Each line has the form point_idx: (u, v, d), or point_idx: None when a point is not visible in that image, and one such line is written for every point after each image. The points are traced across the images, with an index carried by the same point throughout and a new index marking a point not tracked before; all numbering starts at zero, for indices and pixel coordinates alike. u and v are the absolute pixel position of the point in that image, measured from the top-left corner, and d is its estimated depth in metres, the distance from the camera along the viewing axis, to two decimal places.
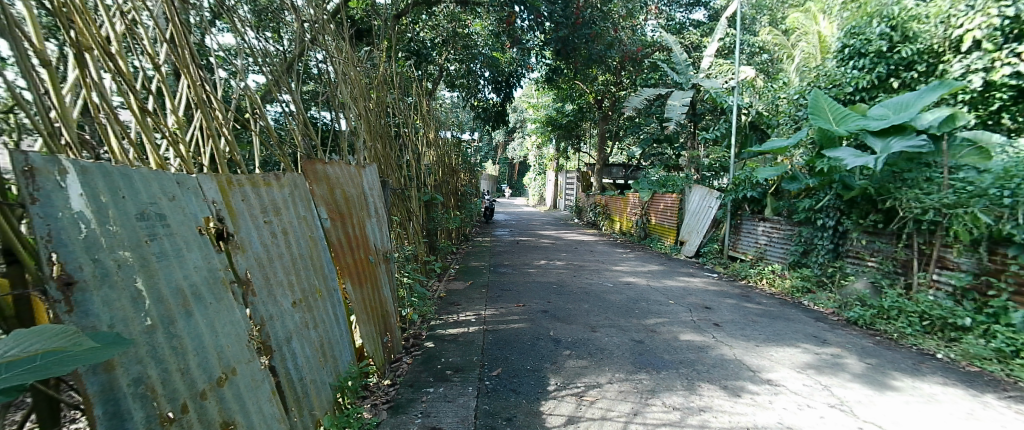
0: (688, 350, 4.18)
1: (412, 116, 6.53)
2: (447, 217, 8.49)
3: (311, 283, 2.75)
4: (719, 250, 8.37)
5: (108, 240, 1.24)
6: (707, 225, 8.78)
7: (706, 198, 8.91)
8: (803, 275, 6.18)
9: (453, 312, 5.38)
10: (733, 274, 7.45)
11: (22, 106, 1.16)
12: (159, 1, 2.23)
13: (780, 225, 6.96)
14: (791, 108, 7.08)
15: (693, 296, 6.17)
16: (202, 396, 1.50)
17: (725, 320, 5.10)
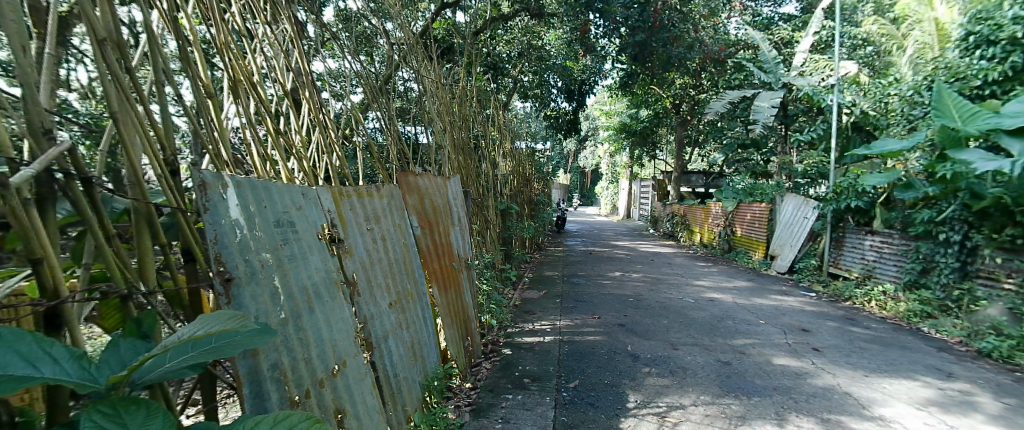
0: (783, 375, 3.78)
1: (490, 128, 6.73)
2: (521, 226, 8.59)
3: (404, 286, 2.95)
4: (818, 266, 7.43)
5: (255, 244, 1.45)
6: (803, 238, 7.88)
7: (802, 208, 8.01)
8: (923, 298, 5.23)
9: (529, 321, 5.41)
10: (835, 294, 6.54)
11: (196, 129, 1.40)
12: (284, 37, 2.58)
13: (892, 239, 5.95)
14: (905, 106, 6.21)
15: (787, 316, 5.57)
16: (321, 384, 1.68)
17: (827, 345, 4.54)
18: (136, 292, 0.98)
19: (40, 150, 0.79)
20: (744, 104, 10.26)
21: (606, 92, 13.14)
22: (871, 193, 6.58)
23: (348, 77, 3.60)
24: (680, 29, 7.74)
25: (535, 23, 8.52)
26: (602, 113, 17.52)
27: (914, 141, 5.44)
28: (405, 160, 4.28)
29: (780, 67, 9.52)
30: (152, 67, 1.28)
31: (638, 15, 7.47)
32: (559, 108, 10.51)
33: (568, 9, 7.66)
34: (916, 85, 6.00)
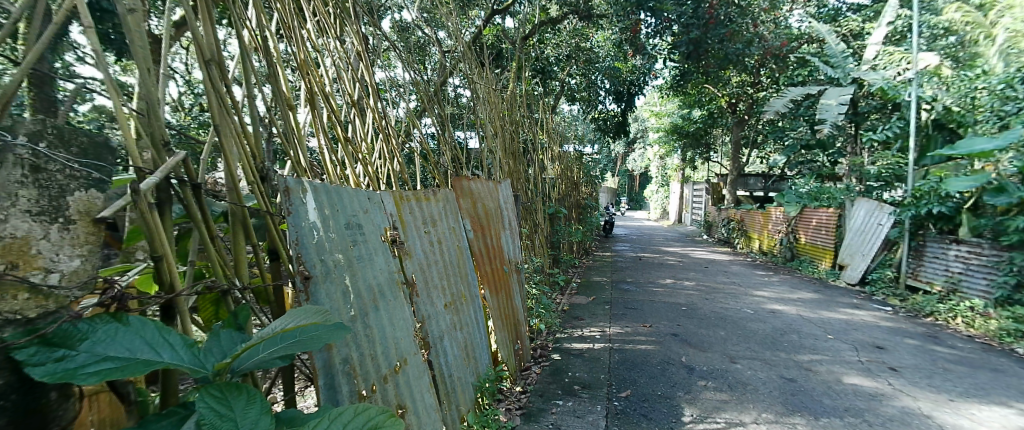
0: (855, 396, 3.47)
1: (538, 132, 6.72)
2: (570, 230, 8.49)
3: (458, 288, 3.02)
4: (894, 278, 6.68)
5: (329, 245, 1.55)
6: (877, 247, 7.12)
7: (876, 214, 7.28)
8: (1017, 316, 4.66)
9: (578, 327, 5.33)
10: (914, 309, 5.86)
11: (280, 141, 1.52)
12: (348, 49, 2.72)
13: (981, 249, 5.32)
14: (995, 101, 5.54)
15: (858, 331, 5.09)
16: (385, 379, 1.75)
17: (904, 364, 4.12)
18: (232, 287, 1.07)
19: (163, 160, 0.89)
20: (808, 102, 9.48)
21: (656, 92, 12.69)
22: (957, 197, 5.89)
23: (403, 86, 3.73)
24: (738, 24, 7.33)
25: (584, 25, 8.41)
26: (652, 114, 16.94)
27: (1007, 139, 4.92)
28: (458, 163, 4.35)
29: (848, 62, 8.62)
30: (243, 82, 1.40)
31: (693, 12, 7.17)
32: (606, 110, 10.30)
33: (618, 9, 7.51)
34: (1008, 78, 5.38)
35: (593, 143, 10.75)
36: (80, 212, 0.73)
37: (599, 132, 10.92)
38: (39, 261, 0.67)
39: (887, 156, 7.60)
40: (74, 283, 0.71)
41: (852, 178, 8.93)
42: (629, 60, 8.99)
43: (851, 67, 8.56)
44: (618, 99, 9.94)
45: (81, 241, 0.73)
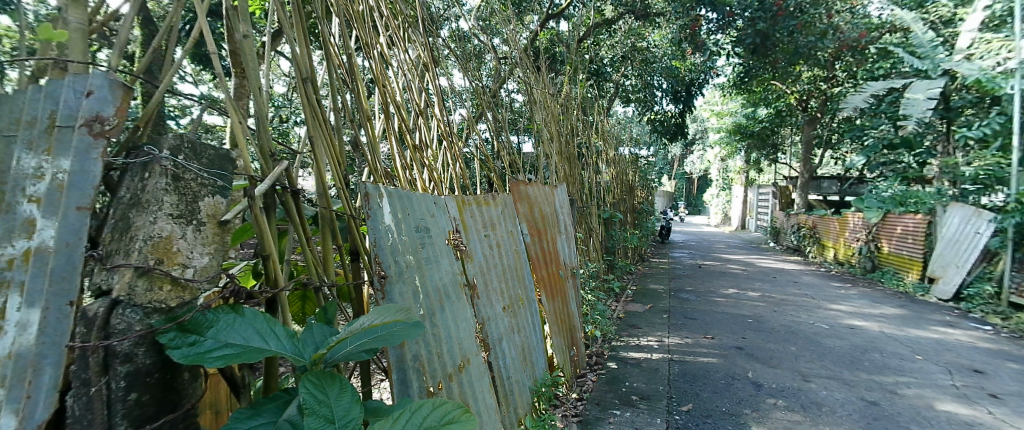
0: (952, 426, 3.09)
1: (593, 135, 6.63)
2: (625, 235, 8.26)
3: (516, 292, 3.05)
4: (995, 294, 5.88)
5: (402, 246, 1.64)
6: (974, 258, 6.26)
7: (972, 221, 6.42)
8: None
9: (634, 335, 5.17)
10: (1020, 329, 5.10)
11: (360, 148, 1.65)
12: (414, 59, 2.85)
13: None
14: None
15: (950, 352, 4.54)
16: (450, 378, 1.81)
17: (1010, 393, 3.62)
18: (322, 284, 1.17)
19: (272, 168, 1.00)
20: (891, 96, 8.53)
21: (717, 91, 12.03)
22: None
23: (461, 93, 3.84)
24: (810, 15, 6.79)
25: (640, 25, 8.16)
26: (713, 114, 16.06)
27: None
28: (514, 167, 4.39)
29: (939, 51, 7.67)
30: (330, 95, 1.52)
31: (759, 4, 6.75)
32: (663, 111, 9.91)
33: (676, 6, 7.24)
34: None
35: (648, 145, 10.40)
36: (208, 214, 0.82)
37: (656, 134, 10.52)
38: (178, 256, 0.77)
39: (987, 155, 6.85)
40: (204, 277, 0.81)
41: (943, 181, 7.90)
42: (687, 57, 8.63)
43: (942, 58, 7.62)
44: (676, 100, 9.54)
45: (209, 239, 0.82)
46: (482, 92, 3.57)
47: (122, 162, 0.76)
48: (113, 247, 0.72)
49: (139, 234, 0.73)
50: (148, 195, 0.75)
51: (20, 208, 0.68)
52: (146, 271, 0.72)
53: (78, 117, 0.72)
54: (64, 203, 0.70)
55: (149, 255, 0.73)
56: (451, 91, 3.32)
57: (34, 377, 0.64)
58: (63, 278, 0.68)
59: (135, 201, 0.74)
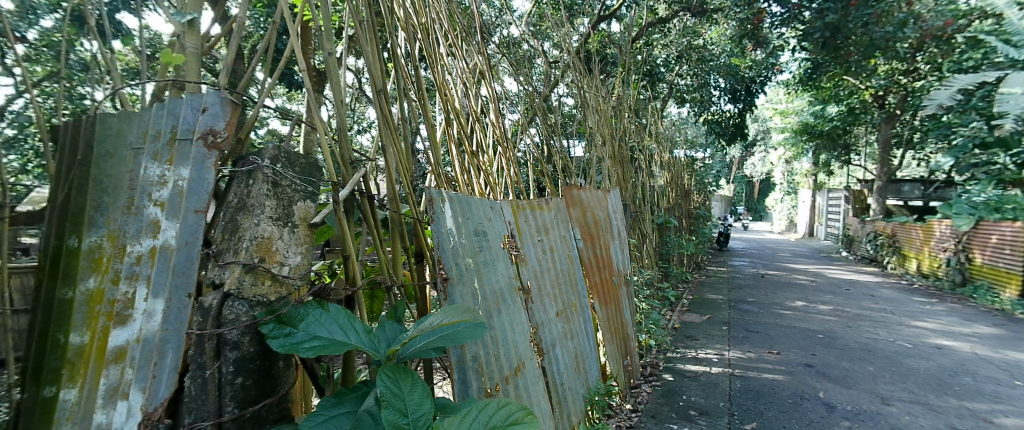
0: None
1: (646, 137, 6.43)
2: (681, 242, 7.91)
3: (569, 297, 3.02)
4: None
5: (462, 250, 1.70)
6: None
7: None
8: None
9: (691, 347, 4.93)
10: None
11: (422, 154, 1.72)
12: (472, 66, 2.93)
13: None
14: None
15: None
16: (507, 380, 1.84)
17: None
18: (394, 284, 1.24)
19: (352, 175, 1.07)
20: (983, 90, 7.55)
21: (780, 88, 11.23)
22: None
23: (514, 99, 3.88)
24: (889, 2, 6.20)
25: (696, 22, 7.80)
26: (777, 113, 15.03)
27: None
28: (565, 172, 4.36)
29: None
30: (398, 105, 1.62)
31: None
32: (721, 111, 9.38)
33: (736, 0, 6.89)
34: None
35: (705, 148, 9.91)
36: (300, 216, 0.90)
37: (713, 136, 10.00)
38: (277, 255, 0.85)
39: None
40: (296, 275, 0.89)
41: None
42: (747, 54, 8.16)
43: None
44: (735, 99, 9.00)
45: (301, 240, 0.90)
46: (533, 97, 3.59)
47: (230, 170, 0.85)
48: (224, 246, 0.81)
49: (246, 235, 0.82)
50: (252, 200, 0.83)
51: (147, 211, 0.80)
52: (252, 268, 0.80)
53: (195, 131, 0.82)
54: (184, 206, 0.80)
55: (254, 253, 0.82)
56: (504, 96, 3.36)
57: (158, 359, 0.74)
58: (183, 272, 0.77)
59: (241, 205, 0.83)
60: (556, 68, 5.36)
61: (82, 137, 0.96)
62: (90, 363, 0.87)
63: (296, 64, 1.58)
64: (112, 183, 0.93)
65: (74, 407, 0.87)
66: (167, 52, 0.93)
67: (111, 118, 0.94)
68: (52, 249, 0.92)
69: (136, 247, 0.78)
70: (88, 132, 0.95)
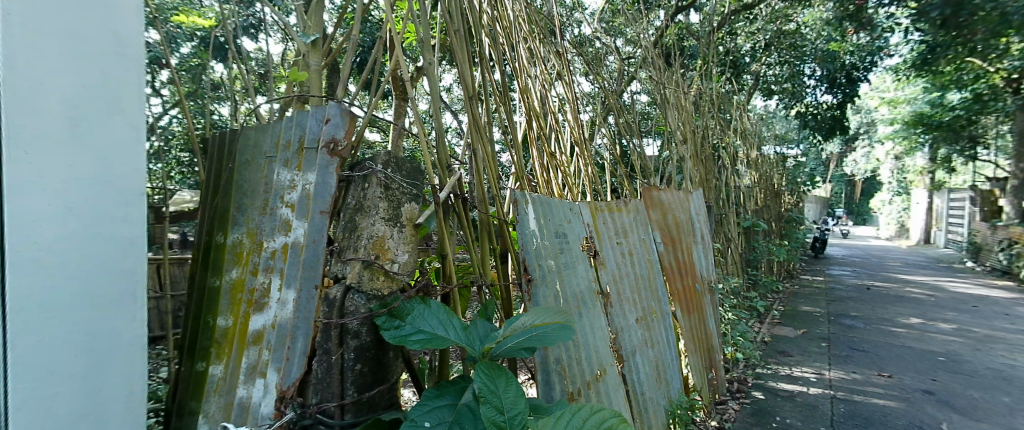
0: None
1: (730, 133, 5.96)
2: (771, 247, 7.21)
3: (649, 304, 2.89)
4: None
5: (545, 251, 1.70)
6: None
7: None
8: None
9: (784, 363, 4.47)
10: None
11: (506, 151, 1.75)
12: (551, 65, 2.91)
13: None
14: None
15: None
16: (589, 385, 1.81)
17: None
18: (484, 283, 1.27)
19: (449, 177, 1.12)
20: None
21: (890, 74, 9.84)
22: None
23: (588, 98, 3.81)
24: None
25: (786, 6, 7.08)
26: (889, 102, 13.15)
27: None
28: (641, 172, 4.19)
29: None
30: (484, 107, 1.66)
31: None
32: (817, 103, 8.42)
33: None
34: None
35: (798, 143, 8.95)
36: (407, 217, 0.96)
37: (807, 130, 9.01)
38: (389, 252, 0.91)
39: None
40: (405, 271, 0.94)
41: None
42: (849, 38, 7.28)
43: None
44: (833, 88, 8.04)
45: (408, 239, 0.96)
46: (608, 95, 3.50)
47: (348, 175, 0.91)
48: (346, 244, 0.89)
49: (364, 234, 0.89)
50: (369, 202, 0.90)
51: (280, 212, 0.93)
52: (369, 264, 0.87)
53: (320, 140, 0.91)
54: (312, 208, 0.89)
55: (370, 251, 0.89)
56: (578, 96, 3.32)
57: (291, 343, 0.83)
58: (311, 267, 0.86)
59: (359, 207, 0.90)
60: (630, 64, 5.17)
61: (226, 147, 1.11)
62: (233, 343, 1.01)
63: (387, 74, 1.71)
64: (251, 187, 1.07)
65: (220, 381, 1.01)
66: (295, 70, 1.05)
67: (250, 131, 1.08)
68: (203, 243, 1.09)
69: (271, 244, 0.93)
70: (231, 141, 1.09)
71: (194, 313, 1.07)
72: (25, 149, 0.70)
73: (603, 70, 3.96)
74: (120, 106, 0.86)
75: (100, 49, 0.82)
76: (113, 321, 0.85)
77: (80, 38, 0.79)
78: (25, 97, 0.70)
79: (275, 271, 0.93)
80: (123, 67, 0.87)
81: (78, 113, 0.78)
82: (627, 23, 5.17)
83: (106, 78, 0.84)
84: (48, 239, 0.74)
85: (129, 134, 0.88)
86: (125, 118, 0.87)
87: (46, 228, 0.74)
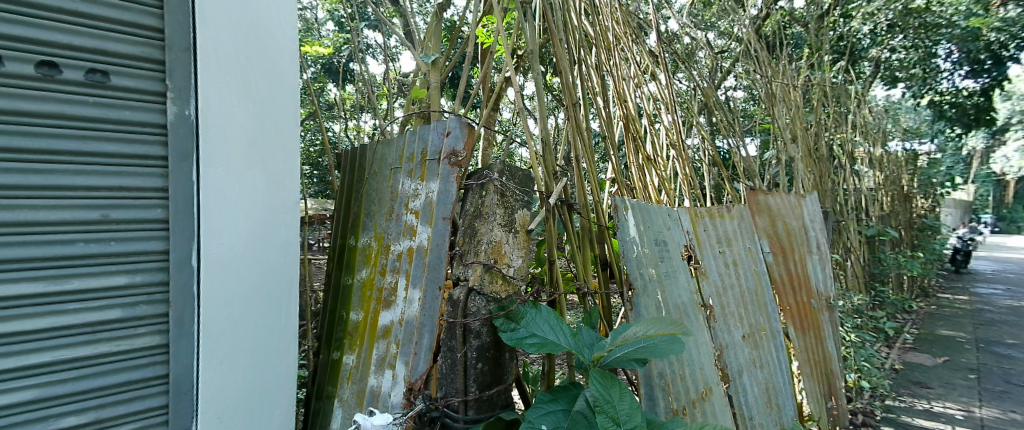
0: None
1: (849, 128, 5.16)
2: (904, 260, 6.11)
3: (757, 321, 2.48)
4: None
5: (646, 259, 1.62)
6: None
7: None
8: None
9: (922, 396, 3.73)
10: None
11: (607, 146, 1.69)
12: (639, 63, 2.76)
13: None
14: None
15: None
16: (693, 404, 1.68)
17: None
18: (588, 289, 1.25)
19: (555, 184, 1.13)
20: None
21: None
22: None
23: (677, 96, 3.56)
24: None
25: None
26: None
27: None
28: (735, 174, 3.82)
29: None
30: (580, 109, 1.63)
31: None
32: (955, 89, 6.81)
33: None
34: None
35: (933, 137, 7.51)
36: (520, 223, 0.97)
37: (942, 123, 7.42)
38: (505, 257, 0.93)
39: None
40: (520, 275, 0.95)
41: None
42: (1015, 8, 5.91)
43: None
44: (975, 72, 6.42)
45: (522, 244, 0.96)
46: (703, 92, 3.23)
47: (466, 185, 0.97)
48: (466, 248, 0.93)
49: (483, 239, 0.92)
50: (486, 209, 0.93)
51: (404, 218, 1.05)
52: (490, 268, 0.90)
53: (442, 152, 0.98)
54: (436, 214, 0.95)
55: (490, 255, 0.91)
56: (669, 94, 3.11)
57: (418, 339, 0.90)
58: (434, 269, 0.92)
59: (477, 213, 0.94)
60: (724, 56, 4.75)
61: (357, 161, 1.26)
62: (365, 336, 1.08)
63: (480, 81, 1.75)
64: (377, 196, 1.18)
65: (352, 368, 1.10)
66: (417, 89, 1.17)
67: (378, 147, 1.20)
68: (338, 246, 1.25)
69: (397, 247, 1.05)
70: (362, 156, 1.24)
71: (332, 308, 1.22)
72: (213, 167, 0.84)
73: (692, 68, 3.69)
74: (279, 130, 0.97)
75: (263, 83, 0.94)
76: (273, 312, 0.95)
77: (252, 74, 0.92)
78: (214, 124, 0.85)
79: (401, 272, 1.02)
80: (283, 96, 0.99)
81: (253, 136, 0.92)
82: (723, 14, 4.76)
83: (269, 108, 0.95)
84: (226, 244, 0.86)
85: (284, 156, 0.98)
86: (283, 142, 0.98)
87: (228, 231, 0.87)
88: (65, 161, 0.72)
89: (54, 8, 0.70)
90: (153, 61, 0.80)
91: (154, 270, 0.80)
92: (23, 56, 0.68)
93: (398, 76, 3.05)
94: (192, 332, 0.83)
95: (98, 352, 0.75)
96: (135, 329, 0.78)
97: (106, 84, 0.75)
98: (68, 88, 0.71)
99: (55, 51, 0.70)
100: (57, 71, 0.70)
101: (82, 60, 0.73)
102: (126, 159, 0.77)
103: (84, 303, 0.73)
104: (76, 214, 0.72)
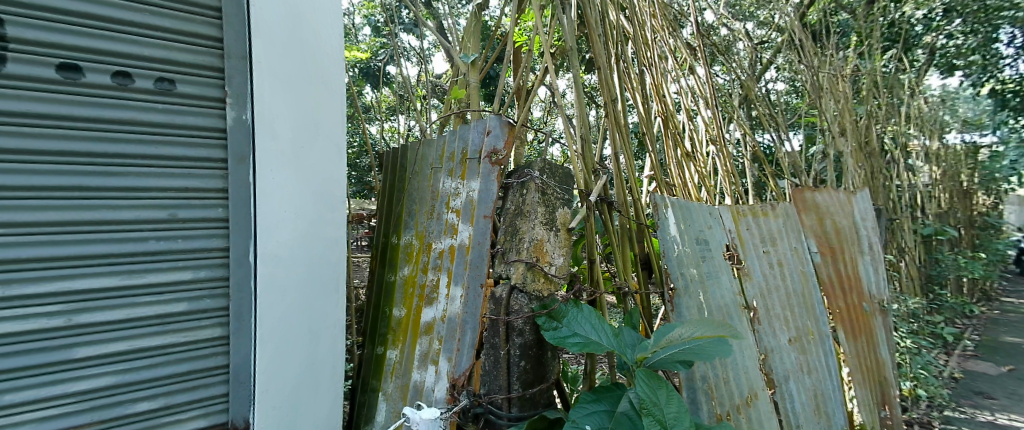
0: None
1: (904, 120, 4.80)
2: (967, 262, 5.63)
3: (807, 325, 2.13)
4: None
5: (687, 260, 1.56)
6: None
7: None
8: None
9: (989, 409, 3.43)
10: None
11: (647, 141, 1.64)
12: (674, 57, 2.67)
13: None
14: None
15: None
16: (738, 410, 1.59)
17: None
18: (630, 289, 1.22)
19: (596, 183, 1.11)
20: None
21: None
22: None
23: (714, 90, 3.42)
24: None
25: None
26: None
27: None
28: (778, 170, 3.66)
29: None
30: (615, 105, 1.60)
31: None
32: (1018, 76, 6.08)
33: None
34: None
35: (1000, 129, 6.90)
36: (562, 222, 0.96)
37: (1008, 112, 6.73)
38: (547, 256, 0.92)
39: None
40: (562, 274, 0.94)
41: None
42: None
43: None
44: None
45: (564, 243, 0.95)
46: (742, 85, 3.09)
47: (507, 183, 0.97)
48: (508, 246, 0.92)
49: (525, 237, 0.91)
50: (528, 207, 0.92)
51: (446, 217, 1.06)
52: (532, 267, 0.89)
53: (483, 151, 0.98)
54: (476, 213, 0.95)
55: (533, 253, 0.90)
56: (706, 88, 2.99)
57: (460, 335, 0.91)
58: (476, 266, 0.93)
59: (518, 211, 0.94)
60: (765, 47, 4.55)
61: (399, 161, 1.29)
62: (408, 332, 1.10)
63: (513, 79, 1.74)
64: (418, 195, 1.20)
65: (395, 363, 1.13)
66: (456, 89, 1.18)
67: (418, 147, 1.22)
68: (382, 244, 1.29)
69: (439, 245, 1.06)
70: (403, 157, 1.27)
71: (376, 304, 1.27)
72: (269, 168, 0.87)
73: (728, 61, 3.54)
74: (325, 129, 0.97)
75: (310, 81, 0.95)
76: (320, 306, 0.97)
77: (301, 74, 0.93)
78: (269, 125, 0.87)
79: (442, 270, 1.03)
80: (328, 95, 0.99)
81: (301, 134, 0.93)
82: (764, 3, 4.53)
83: (317, 107, 0.96)
84: (281, 241, 0.88)
85: (332, 154, 0.99)
86: (328, 138, 0.98)
87: (283, 230, 0.88)
88: (139, 164, 0.78)
89: (127, 22, 0.77)
90: (212, 69, 0.84)
91: (217, 266, 0.85)
92: (101, 67, 0.74)
93: (432, 77, 3.12)
94: (250, 325, 0.86)
95: (168, 342, 0.80)
96: (200, 321, 0.83)
97: (173, 91, 0.81)
98: (140, 95, 0.78)
99: (129, 62, 0.77)
100: (131, 80, 0.77)
101: (152, 70, 0.79)
102: (191, 162, 0.82)
103: (157, 296, 0.79)
104: (148, 213, 0.78)
